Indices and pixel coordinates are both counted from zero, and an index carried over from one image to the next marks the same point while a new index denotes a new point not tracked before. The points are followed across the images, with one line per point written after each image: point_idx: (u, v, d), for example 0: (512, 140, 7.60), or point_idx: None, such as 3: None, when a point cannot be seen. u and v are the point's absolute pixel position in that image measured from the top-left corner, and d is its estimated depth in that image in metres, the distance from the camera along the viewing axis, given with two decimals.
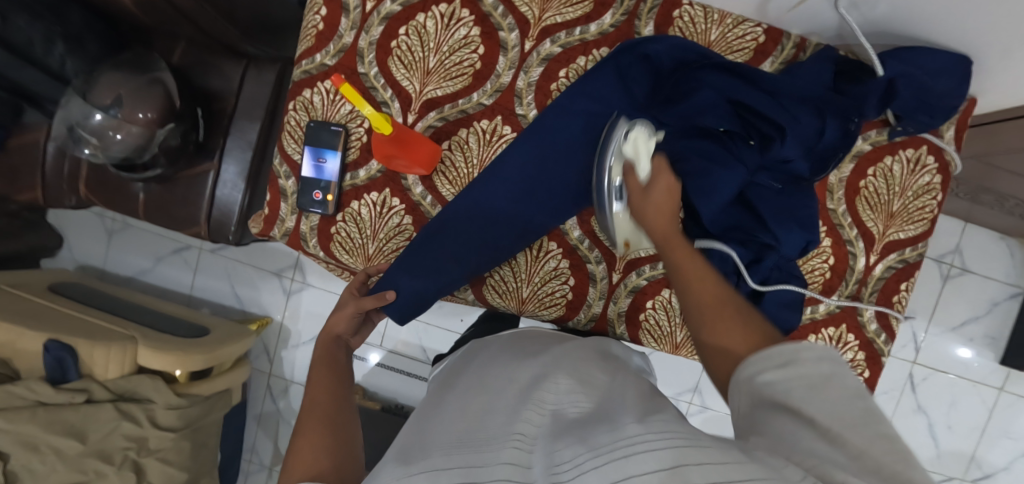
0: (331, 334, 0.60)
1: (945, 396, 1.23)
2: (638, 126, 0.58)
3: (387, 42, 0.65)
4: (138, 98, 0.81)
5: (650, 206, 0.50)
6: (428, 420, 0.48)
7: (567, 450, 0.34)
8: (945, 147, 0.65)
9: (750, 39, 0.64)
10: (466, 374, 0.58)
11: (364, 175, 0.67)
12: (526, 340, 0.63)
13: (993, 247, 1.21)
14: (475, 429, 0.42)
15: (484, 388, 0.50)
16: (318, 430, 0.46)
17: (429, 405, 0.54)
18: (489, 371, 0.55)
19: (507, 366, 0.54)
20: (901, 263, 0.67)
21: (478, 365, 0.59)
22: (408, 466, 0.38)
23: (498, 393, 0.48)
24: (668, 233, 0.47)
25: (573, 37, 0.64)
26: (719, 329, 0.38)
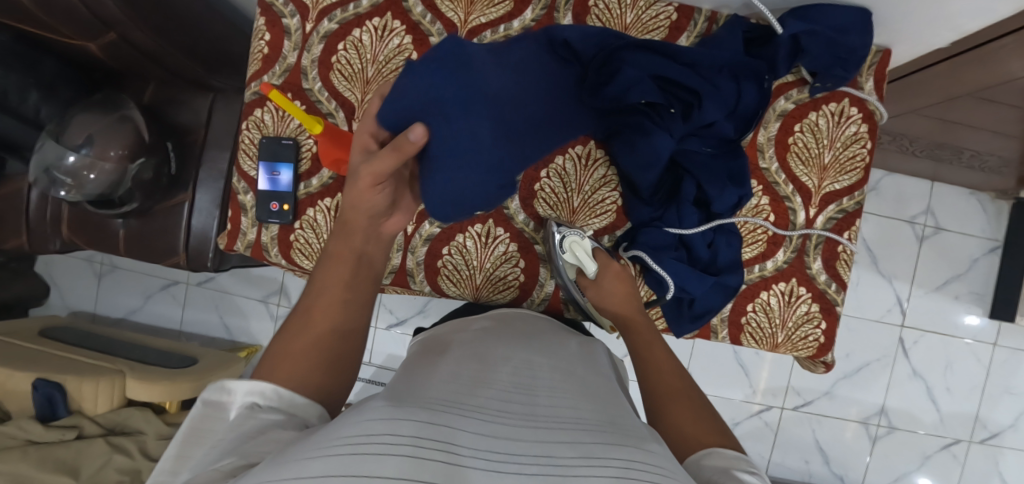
0: (368, 218, 0.50)
1: (939, 357, 1.22)
2: (570, 235, 0.64)
3: (328, 58, 0.70)
4: (109, 136, 0.86)
5: (608, 294, 0.62)
6: (417, 377, 0.49)
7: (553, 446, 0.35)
8: (866, 97, 0.69)
9: (664, 17, 0.68)
10: (458, 340, 0.58)
11: (317, 183, 0.70)
12: (521, 320, 0.64)
13: (964, 203, 1.21)
14: (469, 395, 0.43)
15: (478, 360, 0.52)
16: (313, 337, 0.47)
17: (417, 364, 0.54)
18: (482, 346, 0.56)
19: (508, 348, 0.55)
20: (840, 213, 0.70)
21: (461, 338, 0.59)
22: (397, 410, 0.35)
23: (492, 370, 0.50)
24: (630, 316, 0.61)
25: (498, 34, 0.69)
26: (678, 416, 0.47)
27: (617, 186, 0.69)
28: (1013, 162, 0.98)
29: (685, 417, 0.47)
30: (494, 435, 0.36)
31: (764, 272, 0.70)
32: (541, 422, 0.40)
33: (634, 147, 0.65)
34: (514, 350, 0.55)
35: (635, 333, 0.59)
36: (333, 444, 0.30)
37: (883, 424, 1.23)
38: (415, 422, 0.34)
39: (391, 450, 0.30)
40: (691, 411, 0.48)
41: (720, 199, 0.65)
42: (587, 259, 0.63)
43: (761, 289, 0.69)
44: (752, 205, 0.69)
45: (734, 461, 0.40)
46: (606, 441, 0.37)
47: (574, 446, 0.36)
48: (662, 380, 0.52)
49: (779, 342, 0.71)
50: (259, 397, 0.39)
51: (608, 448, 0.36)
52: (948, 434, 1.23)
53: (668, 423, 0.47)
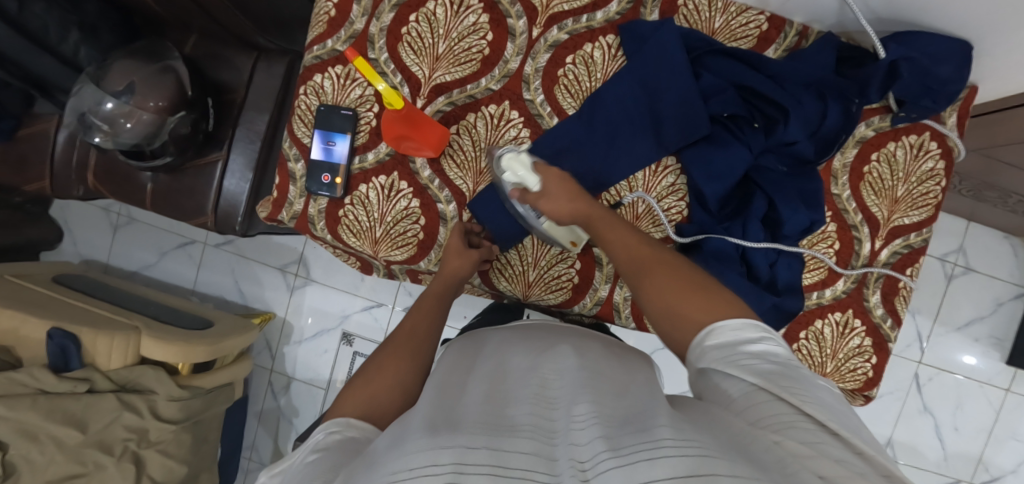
0: (455, 277, 0.62)
1: (951, 396, 1.22)
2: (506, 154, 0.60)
3: (398, 29, 0.67)
4: (150, 87, 0.82)
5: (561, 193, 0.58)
6: (445, 392, 0.46)
7: (589, 446, 0.33)
8: (948, 133, 0.67)
9: (753, 26, 0.65)
10: (485, 354, 0.56)
11: (373, 159, 0.67)
12: (546, 332, 0.61)
13: (998, 246, 1.20)
14: (498, 412, 0.40)
15: (504, 376, 0.49)
16: (389, 370, 0.50)
17: (447, 373, 0.51)
18: (509, 359, 0.53)
19: (534, 355, 0.52)
20: (906, 249, 0.68)
21: (483, 354, 0.56)
22: (434, 437, 0.34)
23: (519, 380, 0.47)
24: (587, 211, 0.57)
25: (580, 24, 0.65)
26: (669, 294, 0.47)
27: (685, 196, 0.66)
28: None
29: (671, 290, 0.47)
30: (532, 453, 0.34)
31: (821, 300, 0.68)
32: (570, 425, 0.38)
33: (709, 162, 0.63)
34: (536, 356, 0.52)
35: (599, 227, 0.56)
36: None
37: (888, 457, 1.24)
38: (451, 449, 0.32)
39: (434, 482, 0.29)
40: (697, 299, 0.45)
41: (791, 220, 0.62)
42: (528, 174, 0.59)
43: (816, 317, 0.68)
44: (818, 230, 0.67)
45: (731, 329, 0.41)
46: (641, 427, 0.35)
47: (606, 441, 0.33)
48: (658, 279, 0.49)
49: (826, 372, 0.69)
50: (327, 436, 0.41)
51: (638, 436, 0.33)
52: (950, 473, 1.23)
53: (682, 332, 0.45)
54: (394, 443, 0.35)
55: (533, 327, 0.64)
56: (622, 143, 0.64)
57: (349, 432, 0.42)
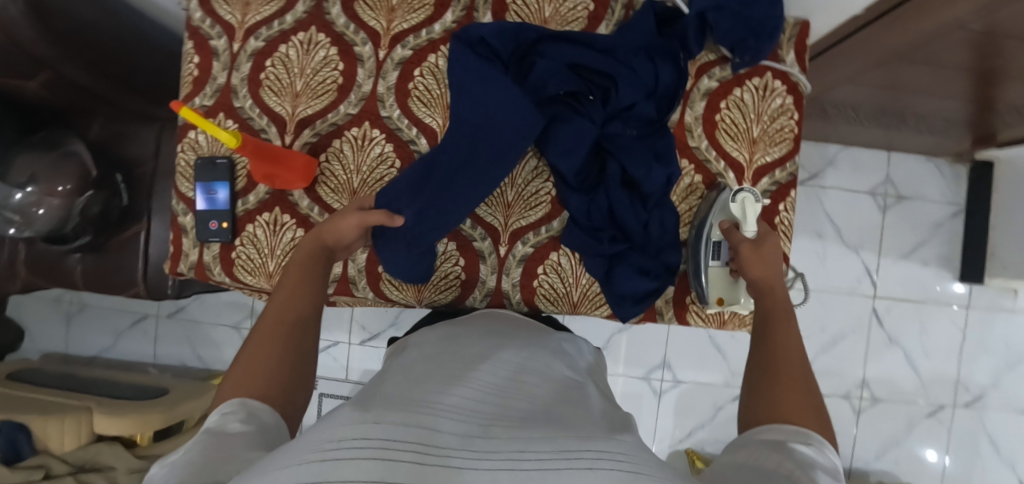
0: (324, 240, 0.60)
1: (914, 323, 1.22)
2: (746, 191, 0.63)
3: (256, 76, 0.71)
4: (55, 174, 0.85)
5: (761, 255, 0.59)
6: (384, 382, 0.46)
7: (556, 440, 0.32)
8: (789, 70, 0.69)
9: (581, 9, 0.69)
10: (427, 342, 0.55)
11: (254, 199, 0.71)
12: (487, 321, 0.61)
13: (923, 169, 1.21)
14: (438, 393, 0.39)
15: (452, 361, 0.48)
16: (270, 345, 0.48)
17: (384, 370, 0.51)
18: (458, 346, 0.52)
19: (486, 347, 0.52)
20: (774, 186, 0.70)
21: (440, 339, 0.55)
22: (364, 414, 0.31)
23: (469, 368, 0.46)
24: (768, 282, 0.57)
25: (420, 38, 0.70)
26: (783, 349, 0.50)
27: (549, 177, 0.68)
28: (958, 122, 0.98)
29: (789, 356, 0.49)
30: (463, 434, 0.32)
31: None
32: (528, 421, 0.37)
33: (558, 139, 0.65)
34: (491, 348, 0.51)
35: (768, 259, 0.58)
36: (297, 454, 0.27)
37: (866, 396, 1.22)
38: (382, 424, 0.30)
39: (357, 456, 0.26)
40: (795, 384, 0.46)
41: (648, 180, 0.64)
42: (751, 218, 0.62)
43: None
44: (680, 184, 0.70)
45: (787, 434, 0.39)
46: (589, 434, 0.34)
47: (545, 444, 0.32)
48: (780, 317, 0.54)
49: (726, 319, 0.70)
50: (224, 415, 0.39)
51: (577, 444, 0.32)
52: (932, 401, 1.22)
53: (761, 371, 0.49)
54: (329, 414, 0.34)
55: (474, 317, 0.64)
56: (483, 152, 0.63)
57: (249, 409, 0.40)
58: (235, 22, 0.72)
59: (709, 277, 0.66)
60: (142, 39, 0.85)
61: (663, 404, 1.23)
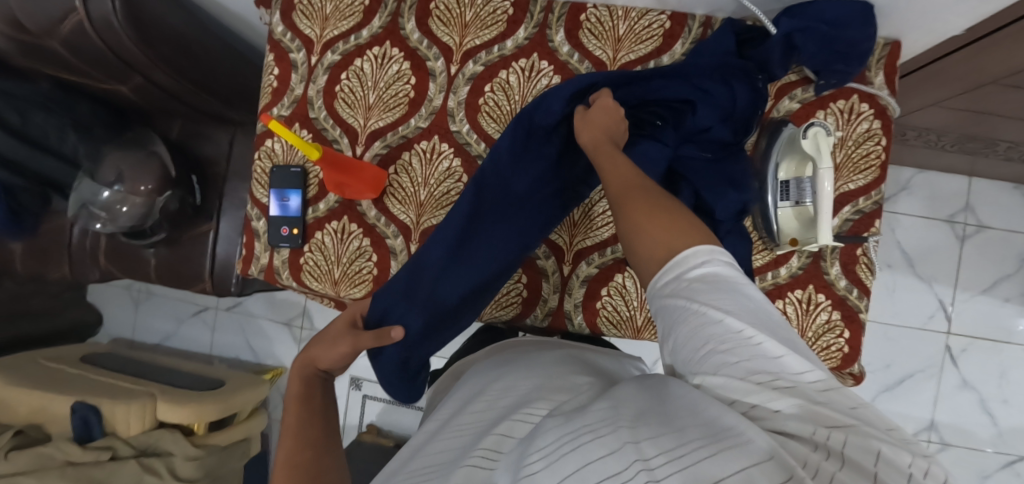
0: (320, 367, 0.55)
1: (993, 366, 1.13)
2: (817, 125, 0.60)
3: (332, 88, 0.73)
4: (139, 171, 0.90)
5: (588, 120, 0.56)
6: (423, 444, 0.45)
7: (543, 437, 0.30)
8: (877, 93, 0.66)
9: (656, 26, 0.68)
10: (460, 388, 0.55)
11: (324, 207, 0.73)
12: (533, 346, 0.59)
13: (1009, 198, 1.12)
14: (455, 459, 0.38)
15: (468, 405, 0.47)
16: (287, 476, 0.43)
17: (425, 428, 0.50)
18: (479, 384, 0.51)
19: (499, 374, 0.50)
20: (857, 214, 0.66)
21: (466, 385, 0.54)
22: None
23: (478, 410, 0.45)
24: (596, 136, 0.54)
25: (492, 54, 0.70)
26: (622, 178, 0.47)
27: None
28: None
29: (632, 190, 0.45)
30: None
31: (778, 279, 0.67)
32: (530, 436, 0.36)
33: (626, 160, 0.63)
34: (502, 374, 0.50)
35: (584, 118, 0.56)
36: None
37: (935, 441, 1.14)
38: None
39: None
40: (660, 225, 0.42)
41: (722, 206, 0.62)
42: (825, 152, 0.59)
43: (776, 297, 0.66)
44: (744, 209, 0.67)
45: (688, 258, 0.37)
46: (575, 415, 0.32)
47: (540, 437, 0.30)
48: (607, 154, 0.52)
49: None
50: None
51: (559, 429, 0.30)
52: (1010, 451, 1.13)
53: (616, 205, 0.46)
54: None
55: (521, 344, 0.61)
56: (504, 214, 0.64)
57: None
58: (314, 36, 0.74)
59: (778, 218, 0.64)
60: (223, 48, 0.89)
61: None
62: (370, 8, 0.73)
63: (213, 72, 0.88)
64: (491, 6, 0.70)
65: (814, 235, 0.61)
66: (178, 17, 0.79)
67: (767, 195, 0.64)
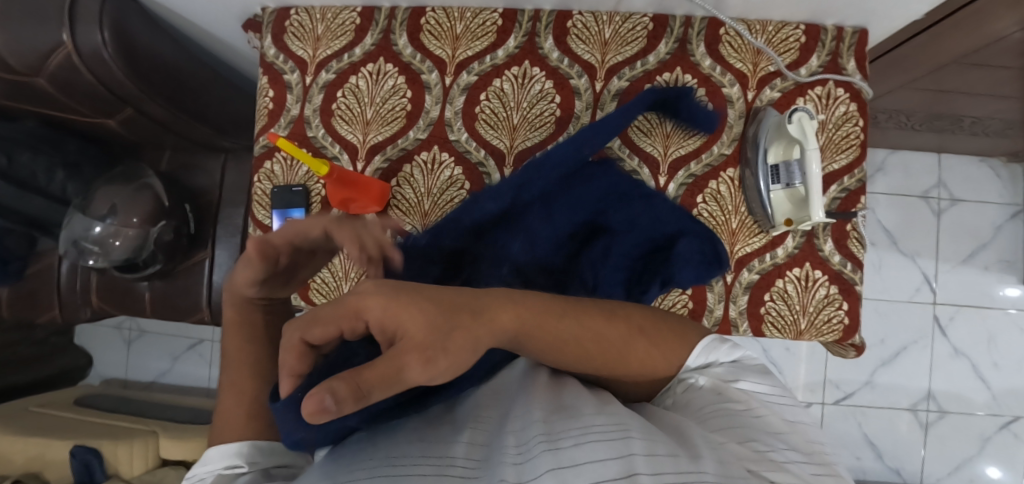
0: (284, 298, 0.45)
1: (979, 332, 1.19)
2: (801, 111, 0.65)
3: (329, 106, 0.74)
4: (130, 205, 0.90)
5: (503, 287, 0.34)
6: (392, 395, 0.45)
7: (557, 424, 0.32)
8: (851, 78, 0.70)
9: (640, 28, 0.71)
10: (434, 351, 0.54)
11: None
12: None
13: (976, 171, 1.18)
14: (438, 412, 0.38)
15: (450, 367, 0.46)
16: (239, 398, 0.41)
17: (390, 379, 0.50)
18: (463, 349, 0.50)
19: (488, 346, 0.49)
20: (844, 192, 0.69)
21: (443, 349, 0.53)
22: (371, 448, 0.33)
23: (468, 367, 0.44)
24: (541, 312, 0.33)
25: (485, 64, 0.72)
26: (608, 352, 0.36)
27: None
28: (1016, 123, 0.96)
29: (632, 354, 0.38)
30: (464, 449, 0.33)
31: (776, 260, 0.69)
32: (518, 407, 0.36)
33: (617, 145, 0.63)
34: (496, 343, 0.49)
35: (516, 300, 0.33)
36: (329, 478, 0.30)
37: (933, 410, 1.19)
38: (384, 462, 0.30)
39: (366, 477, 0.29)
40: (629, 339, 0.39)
41: None
42: (811, 134, 0.63)
43: (775, 277, 0.69)
44: (740, 195, 0.70)
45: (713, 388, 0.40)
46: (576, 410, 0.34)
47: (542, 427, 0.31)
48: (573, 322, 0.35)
49: (802, 329, 0.69)
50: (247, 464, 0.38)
51: (566, 422, 0.32)
52: (1005, 413, 1.19)
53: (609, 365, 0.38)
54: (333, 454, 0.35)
55: None
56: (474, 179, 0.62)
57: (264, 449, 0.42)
58: (307, 57, 0.75)
59: (771, 201, 0.67)
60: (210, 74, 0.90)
61: None
62: (362, 26, 0.74)
63: (199, 95, 0.88)
64: (480, 19, 0.73)
65: (808, 213, 0.65)
66: (157, 43, 0.79)
67: (759, 179, 0.68)
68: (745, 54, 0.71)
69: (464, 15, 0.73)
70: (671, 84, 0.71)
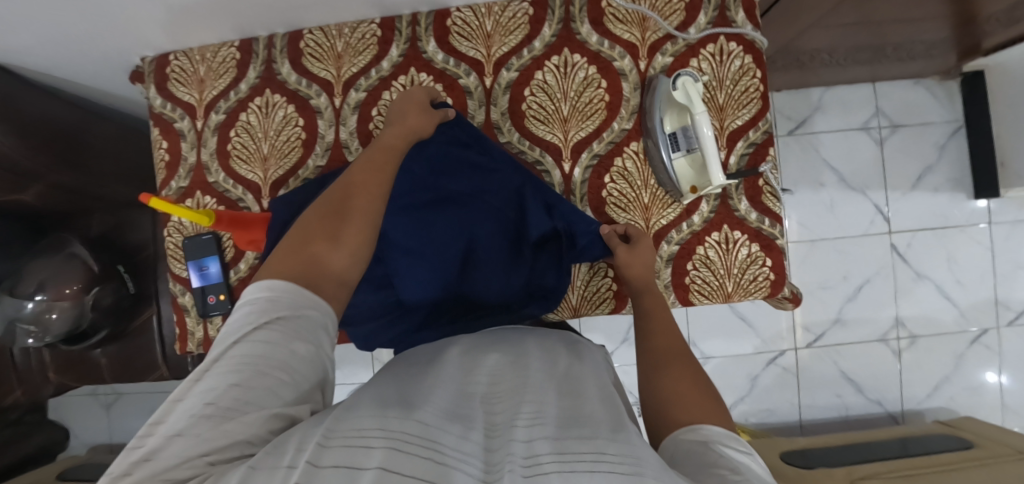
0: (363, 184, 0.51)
1: (938, 251, 1.19)
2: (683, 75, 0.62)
3: (224, 148, 0.73)
4: (60, 276, 0.87)
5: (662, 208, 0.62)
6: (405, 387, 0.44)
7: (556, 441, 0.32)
8: (741, 29, 0.68)
9: (521, 15, 0.69)
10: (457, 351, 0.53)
11: (245, 266, 0.73)
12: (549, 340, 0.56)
13: (911, 93, 1.17)
14: (458, 405, 0.39)
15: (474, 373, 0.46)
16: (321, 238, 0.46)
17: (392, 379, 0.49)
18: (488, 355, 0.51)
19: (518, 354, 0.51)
20: (752, 147, 0.68)
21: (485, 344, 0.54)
22: (384, 414, 0.35)
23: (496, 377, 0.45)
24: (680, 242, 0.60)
25: (372, 78, 0.71)
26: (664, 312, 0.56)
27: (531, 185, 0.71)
28: (937, 41, 0.95)
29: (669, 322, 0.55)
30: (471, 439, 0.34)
31: (694, 227, 0.68)
32: (522, 418, 0.37)
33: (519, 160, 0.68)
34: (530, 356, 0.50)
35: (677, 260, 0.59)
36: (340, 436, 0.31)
37: (904, 336, 1.20)
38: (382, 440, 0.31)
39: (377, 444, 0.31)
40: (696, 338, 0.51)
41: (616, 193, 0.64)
42: (696, 99, 0.61)
43: (695, 244, 0.68)
44: (647, 168, 0.68)
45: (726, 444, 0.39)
46: (583, 432, 0.34)
47: (531, 447, 0.32)
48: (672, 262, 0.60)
49: (729, 291, 0.69)
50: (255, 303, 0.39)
51: (580, 442, 0.32)
52: (974, 326, 1.19)
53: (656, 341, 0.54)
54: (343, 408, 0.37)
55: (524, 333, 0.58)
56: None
57: (296, 306, 0.39)
58: (194, 101, 0.74)
59: (677, 169, 0.66)
60: (97, 131, 0.88)
61: None
62: (243, 60, 0.73)
63: (85, 152, 0.86)
64: (360, 33, 0.71)
65: (709, 178, 0.64)
66: (31, 107, 0.77)
67: (660, 148, 0.66)
68: (631, 23, 0.69)
69: (343, 31, 0.71)
70: (560, 66, 0.69)
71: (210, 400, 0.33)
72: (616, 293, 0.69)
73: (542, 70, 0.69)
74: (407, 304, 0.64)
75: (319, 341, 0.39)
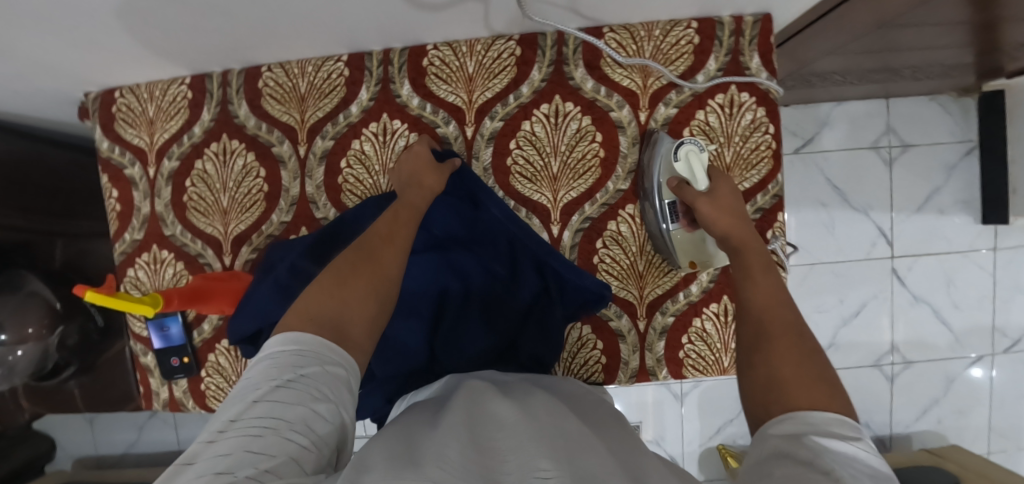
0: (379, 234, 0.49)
1: (938, 276, 1.14)
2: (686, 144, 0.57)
3: (180, 198, 0.66)
4: (17, 317, 0.78)
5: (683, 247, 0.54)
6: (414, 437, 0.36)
7: None
8: (754, 78, 0.60)
9: (507, 56, 0.61)
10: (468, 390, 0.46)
11: (209, 327, 0.68)
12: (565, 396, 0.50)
13: (925, 110, 1.10)
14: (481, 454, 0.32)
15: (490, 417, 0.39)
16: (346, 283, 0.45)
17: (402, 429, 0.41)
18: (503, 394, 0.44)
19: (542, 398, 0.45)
20: (759, 212, 0.62)
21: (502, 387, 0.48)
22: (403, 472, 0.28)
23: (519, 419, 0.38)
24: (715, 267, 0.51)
25: (339, 125, 0.64)
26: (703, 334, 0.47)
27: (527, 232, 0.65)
28: (960, 64, 0.86)
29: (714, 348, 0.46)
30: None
31: (691, 297, 0.64)
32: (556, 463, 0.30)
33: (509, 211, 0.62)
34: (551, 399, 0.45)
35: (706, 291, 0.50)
36: None
37: (898, 361, 1.17)
38: None
39: None
40: (792, 347, 0.39)
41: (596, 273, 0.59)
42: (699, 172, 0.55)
43: (692, 317, 0.63)
44: (643, 234, 0.63)
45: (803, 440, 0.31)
46: None
47: None
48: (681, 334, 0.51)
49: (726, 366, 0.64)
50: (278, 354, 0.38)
51: None
52: (968, 352, 1.17)
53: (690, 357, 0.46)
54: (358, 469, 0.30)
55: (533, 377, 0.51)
56: (301, 290, 0.58)
57: (321, 362, 0.38)
58: (144, 145, 0.66)
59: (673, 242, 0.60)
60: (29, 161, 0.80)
61: (687, 407, 1.17)
62: (195, 100, 0.65)
63: (25, 189, 0.79)
64: (324, 72, 0.63)
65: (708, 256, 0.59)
66: None
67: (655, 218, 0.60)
68: (631, 68, 0.61)
69: (306, 69, 0.63)
70: (550, 116, 0.62)
71: (222, 469, 0.30)
72: (605, 366, 0.64)
73: (530, 120, 0.62)
74: (378, 379, 0.60)
75: (337, 398, 0.37)
